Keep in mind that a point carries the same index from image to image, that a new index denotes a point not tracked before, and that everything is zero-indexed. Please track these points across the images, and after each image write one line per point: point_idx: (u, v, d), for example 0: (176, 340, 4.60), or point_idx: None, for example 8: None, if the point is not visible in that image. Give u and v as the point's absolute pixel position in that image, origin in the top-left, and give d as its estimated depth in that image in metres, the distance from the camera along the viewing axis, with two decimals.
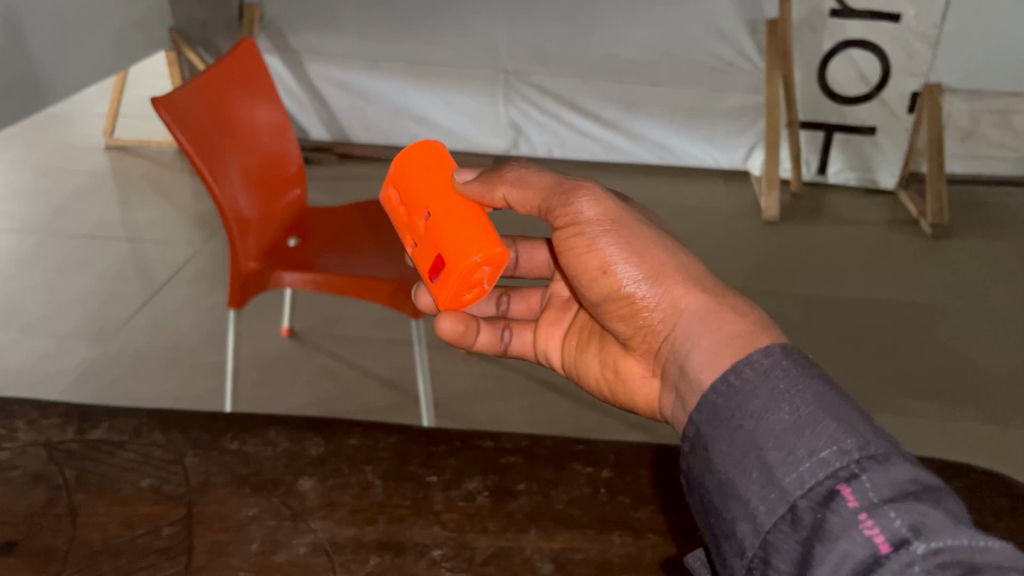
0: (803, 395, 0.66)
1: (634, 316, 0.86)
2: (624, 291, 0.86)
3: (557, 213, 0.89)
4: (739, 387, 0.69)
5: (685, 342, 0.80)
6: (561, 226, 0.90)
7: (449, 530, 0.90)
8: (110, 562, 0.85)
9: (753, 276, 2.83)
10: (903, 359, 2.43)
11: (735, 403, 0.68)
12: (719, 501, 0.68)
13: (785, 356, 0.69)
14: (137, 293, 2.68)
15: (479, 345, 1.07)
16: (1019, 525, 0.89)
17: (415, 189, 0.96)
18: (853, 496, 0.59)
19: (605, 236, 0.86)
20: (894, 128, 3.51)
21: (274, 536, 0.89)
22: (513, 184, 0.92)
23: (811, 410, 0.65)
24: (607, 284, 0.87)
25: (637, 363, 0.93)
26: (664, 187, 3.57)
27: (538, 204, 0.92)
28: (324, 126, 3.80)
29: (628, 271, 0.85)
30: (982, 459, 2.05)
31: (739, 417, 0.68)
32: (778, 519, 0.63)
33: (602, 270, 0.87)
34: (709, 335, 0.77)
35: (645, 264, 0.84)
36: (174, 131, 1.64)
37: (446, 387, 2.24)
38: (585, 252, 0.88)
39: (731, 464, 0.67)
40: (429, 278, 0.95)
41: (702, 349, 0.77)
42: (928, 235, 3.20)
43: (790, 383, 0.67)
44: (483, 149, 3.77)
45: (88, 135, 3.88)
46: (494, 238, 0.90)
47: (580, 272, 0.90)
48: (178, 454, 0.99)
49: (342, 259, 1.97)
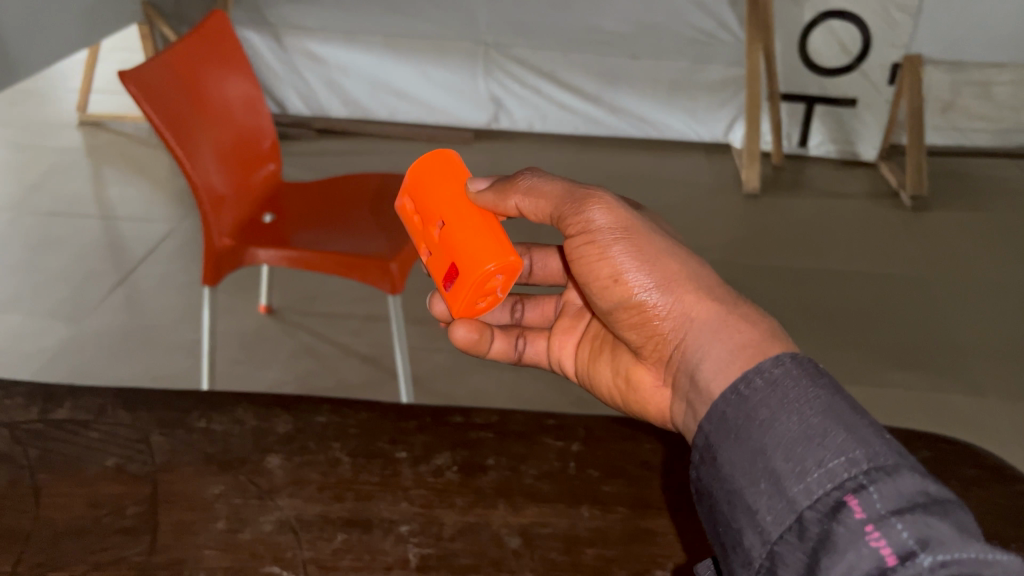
0: (811, 404, 0.65)
1: (646, 324, 0.85)
2: (635, 299, 0.84)
3: (569, 221, 0.88)
4: (748, 397, 0.68)
5: (695, 351, 0.78)
6: (573, 234, 0.88)
7: (417, 506, 0.90)
8: (73, 541, 0.84)
9: (734, 249, 2.84)
10: (882, 331, 2.44)
11: (745, 413, 0.68)
12: (727, 511, 0.67)
13: (797, 364, 0.68)
14: (112, 272, 2.65)
15: (494, 352, 1.07)
16: (988, 496, 0.90)
17: (428, 198, 0.94)
18: (859, 508, 0.58)
19: (618, 244, 0.85)
20: (875, 101, 3.49)
21: (239, 514, 0.88)
22: (526, 192, 0.90)
23: (820, 420, 0.64)
24: (618, 293, 0.85)
25: (649, 371, 0.91)
26: (646, 160, 3.56)
27: (550, 212, 0.91)
28: (303, 101, 3.76)
29: (639, 279, 0.83)
30: (958, 428, 2.07)
31: (748, 426, 0.67)
32: (785, 530, 0.61)
33: (613, 279, 0.85)
34: (719, 345, 0.75)
35: (656, 271, 0.83)
36: (143, 106, 1.60)
37: (426, 364, 2.23)
38: (597, 260, 0.86)
39: (739, 474, 0.66)
40: (444, 289, 0.92)
41: (715, 358, 0.75)
42: (908, 208, 3.21)
43: (799, 391, 0.66)
44: (464, 123, 3.74)
45: (61, 110, 3.81)
46: (508, 247, 0.87)
47: (591, 280, 0.89)
48: (145, 433, 0.98)
49: (319, 234, 1.94)
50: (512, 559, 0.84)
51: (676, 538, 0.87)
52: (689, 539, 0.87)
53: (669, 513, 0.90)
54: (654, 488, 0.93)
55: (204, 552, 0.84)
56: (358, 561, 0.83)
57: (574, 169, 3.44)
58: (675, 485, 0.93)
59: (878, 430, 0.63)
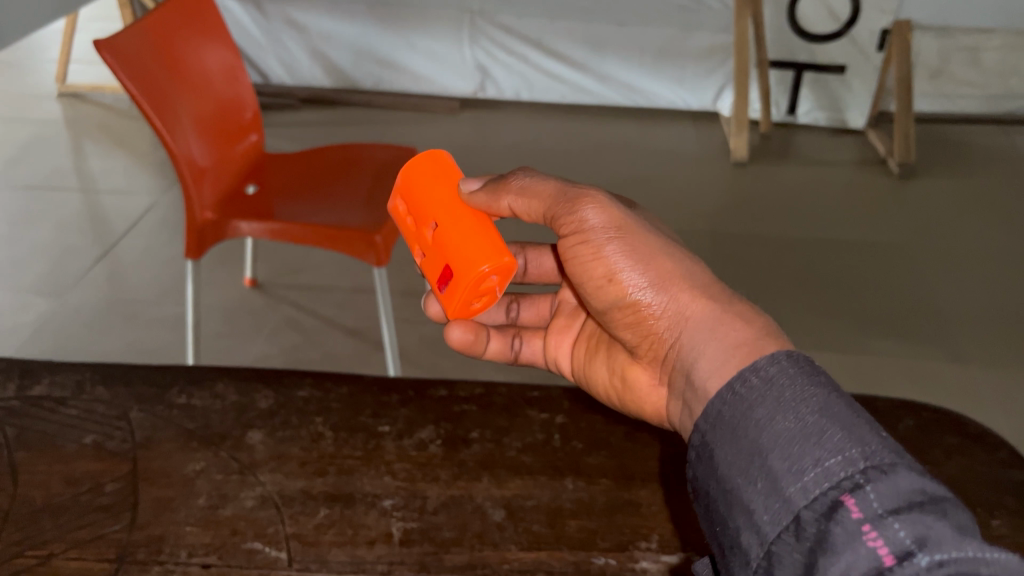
0: (808, 403, 0.63)
1: (641, 324, 0.83)
2: (630, 299, 0.82)
3: (562, 220, 0.85)
4: (744, 396, 0.67)
5: (692, 352, 0.77)
6: (566, 234, 0.85)
7: (401, 479, 0.89)
8: (51, 520, 0.83)
9: (721, 218, 2.83)
10: (869, 299, 2.44)
11: (741, 412, 0.66)
12: (725, 511, 0.65)
13: (793, 363, 0.67)
14: (95, 245, 2.62)
15: (491, 352, 1.05)
16: (969, 463, 0.90)
17: (420, 199, 0.90)
18: (856, 507, 0.57)
19: (612, 244, 0.82)
20: (864, 68, 3.47)
21: (220, 490, 0.87)
22: (520, 191, 0.88)
23: (817, 419, 0.62)
24: (613, 293, 0.83)
25: (643, 371, 0.89)
26: (633, 129, 3.53)
27: (543, 212, 0.88)
28: (285, 70, 3.70)
29: (635, 279, 0.81)
30: (942, 396, 2.08)
31: (745, 425, 0.65)
32: (782, 529, 0.60)
33: (607, 278, 0.83)
34: (718, 346, 0.74)
35: (651, 271, 0.81)
36: (119, 76, 1.56)
37: (412, 336, 2.22)
38: (590, 260, 0.84)
39: (737, 473, 0.65)
40: (439, 291, 0.90)
41: (713, 358, 0.73)
42: (895, 175, 3.20)
43: (795, 390, 0.64)
44: (450, 93, 3.69)
45: (40, 81, 3.75)
46: (502, 247, 0.85)
47: (584, 280, 0.86)
48: (124, 410, 0.97)
49: (301, 205, 1.92)
50: (495, 533, 0.83)
51: (660, 509, 0.87)
52: (673, 510, 0.87)
53: (652, 484, 0.89)
54: (638, 460, 0.92)
55: (184, 529, 0.83)
56: (340, 536, 0.83)
57: (562, 137, 3.41)
58: (658, 456, 0.93)
59: (875, 429, 0.62)
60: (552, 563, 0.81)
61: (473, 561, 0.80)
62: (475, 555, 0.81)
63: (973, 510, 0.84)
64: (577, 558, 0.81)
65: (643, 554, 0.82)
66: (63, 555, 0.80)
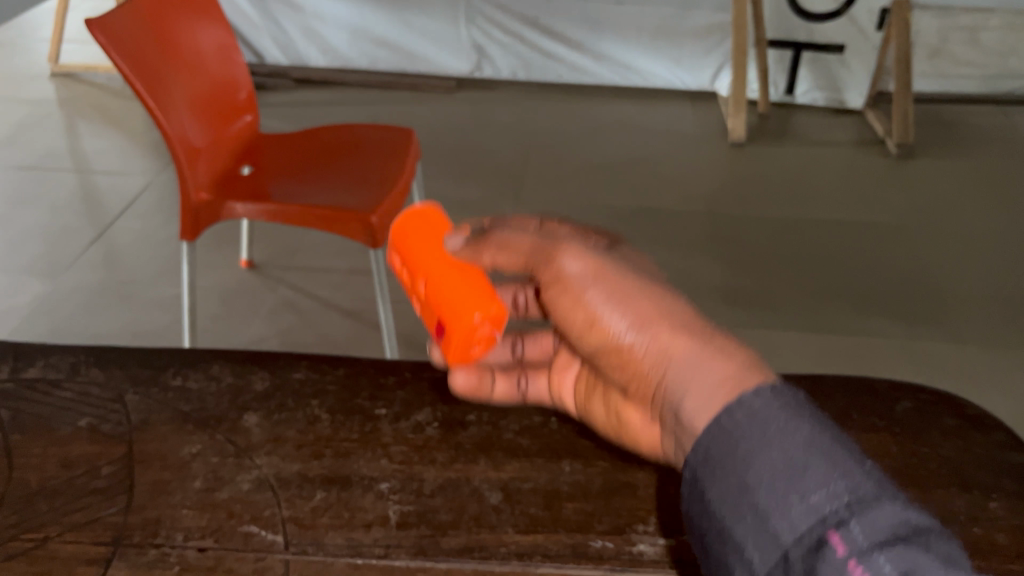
0: (792, 436, 0.59)
1: (627, 373, 0.72)
2: (613, 345, 0.72)
3: (544, 272, 0.77)
4: (729, 431, 0.61)
5: (676, 399, 0.66)
6: (548, 282, 0.77)
7: (397, 462, 0.89)
8: (47, 503, 0.83)
9: (718, 198, 2.82)
10: (866, 280, 2.44)
11: (724, 447, 0.61)
12: (708, 543, 0.62)
13: (781, 400, 0.61)
14: (89, 226, 2.60)
15: (497, 396, 0.91)
16: (967, 446, 0.90)
17: (408, 256, 0.83)
18: (842, 546, 0.53)
19: (591, 285, 0.73)
20: (863, 47, 3.45)
21: (216, 473, 0.87)
22: (497, 245, 0.79)
23: (800, 453, 0.58)
24: (598, 339, 0.73)
25: (639, 418, 0.77)
26: (631, 109, 3.51)
27: (526, 265, 0.80)
28: (280, 50, 3.68)
29: (615, 321, 0.71)
30: (939, 377, 2.09)
31: (727, 458, 0.61)
32: (767, 568, 0.57)
33: (589, 323, 0.74)
34: (704, 393, 0.63)
35: (632, 311, 0.70)
36: (111, 55, 1.54)
37: (409, 317, 2.21)
38: (571, 306, 0.75)
39: (719, 507, 0.60)
40: (441, 346, 0.81)
41: (704, 400, 0.63)
42: (893, 155, 3.19)
43: (779, 425, 0.59)
44: (446, 72, 3.67)
45: (32, 61, 3.71)
46: (490, 296, 0.76)
47: (570, 329, 0.77)
48: (118, 392, 0.96)
49: (296, 186, 1.90)
50: (492, 516, 0.83)
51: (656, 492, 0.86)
52: (670, 492, 0.86)
53: (649, 467, 0.89)
54: None
55: (181, 512, 0.83)
56: (337, 520, 0.82)
57: (559, 117, 3.40)
58: None
59: (861, 460, 0.58)
60: (549, 546, 0.80)
61: (469, 544, 0.80)
62: (472, 537, 0.81)
63: (970, 492, 0.84)
64: (573, 540, 0.81)
65: (640, 537, 0.82)
66: (58, 538, 0.80)
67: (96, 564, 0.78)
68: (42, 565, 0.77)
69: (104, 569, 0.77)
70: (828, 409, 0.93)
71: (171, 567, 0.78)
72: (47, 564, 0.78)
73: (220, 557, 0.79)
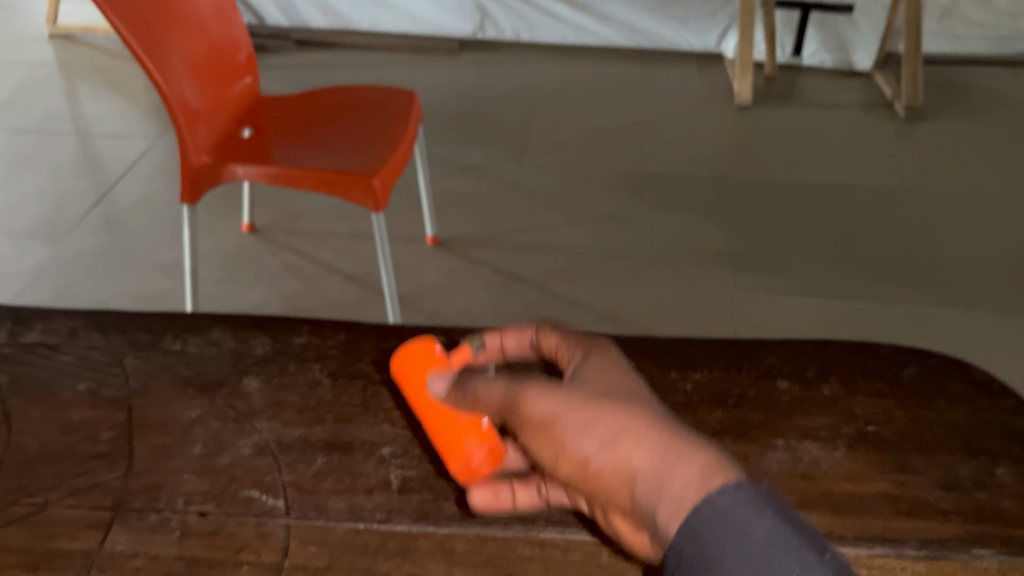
0: (757, 531, 0.57)
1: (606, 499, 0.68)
2: (587, 469, 0.68)
3: (514, 414, 0.74)
4: (695, 532, 0.58)
5: (659, 507, 0.62)
6: (518, 422, 0.74)
7: (399, 427, 0.88)
8: (47, 468, 0.83)
9: (724, 162, 2.79)
10: (872, 244, 2.42)
11: (687, 543, 0.59)
12: None
13: (744, 496, 0.59)
14: (90, 190, 2.58)
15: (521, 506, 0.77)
16: (975, 412, 0.88)
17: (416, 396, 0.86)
18: None
19: (559, 418, 0.70)
20: (872, 7, 3.40)
21: (217, 438, 0.86)
22: (473, 402, 0.78)
23: (764, 546, 0.57)
24: (569, 472, 0.69)
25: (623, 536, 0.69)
26: (636, 71, 3.46)
27: (502, 417, 0.77)
28: (281, 11, 3.63)
29: (584, 443, 0.68)
30: (945, 342, 2.07)
31: (691, 553, 0.58)
32: None
33: (559, 452, 0.70)
34: (682, 491, 0.61)
35: (599, 430, 0.68)
36: (108, 14, 1.51)
37: (412, 282, 2.19)
38: (542, 438, 0.71)
39: None
40: None
41: (670, 521, 0.61)
42: (902, 118, 3.15)
43: (743, 520, 0.58)
44: (449, 33, 3.61)
45: (30, 22, 3.66)
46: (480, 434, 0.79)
47: (541, 461, 0.73)
48: (118, 357, 0.96)
49: (297, 149, 1.88)
50: None
51: None
52: None
53: None
54: None
55: (182, 478, 0.82)
56: (338, 485, 0.82)
57: (563, 79, 3.36)
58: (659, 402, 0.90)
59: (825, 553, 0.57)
60: (551, 511, 0.80)
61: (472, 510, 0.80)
62: None
63: (976, 459, 0.84)
64: None
65: None
66: (59, 502, 0.80)
67: (96, 528, 0.78)
68: (42, 530, 0.77)
69: (105, 533, 0.77)
70: (835, 375, 0.92)
71: (173, 532, 0.78)
72: (48, 528, 0.78)
73: (221, 522, 0.78)
